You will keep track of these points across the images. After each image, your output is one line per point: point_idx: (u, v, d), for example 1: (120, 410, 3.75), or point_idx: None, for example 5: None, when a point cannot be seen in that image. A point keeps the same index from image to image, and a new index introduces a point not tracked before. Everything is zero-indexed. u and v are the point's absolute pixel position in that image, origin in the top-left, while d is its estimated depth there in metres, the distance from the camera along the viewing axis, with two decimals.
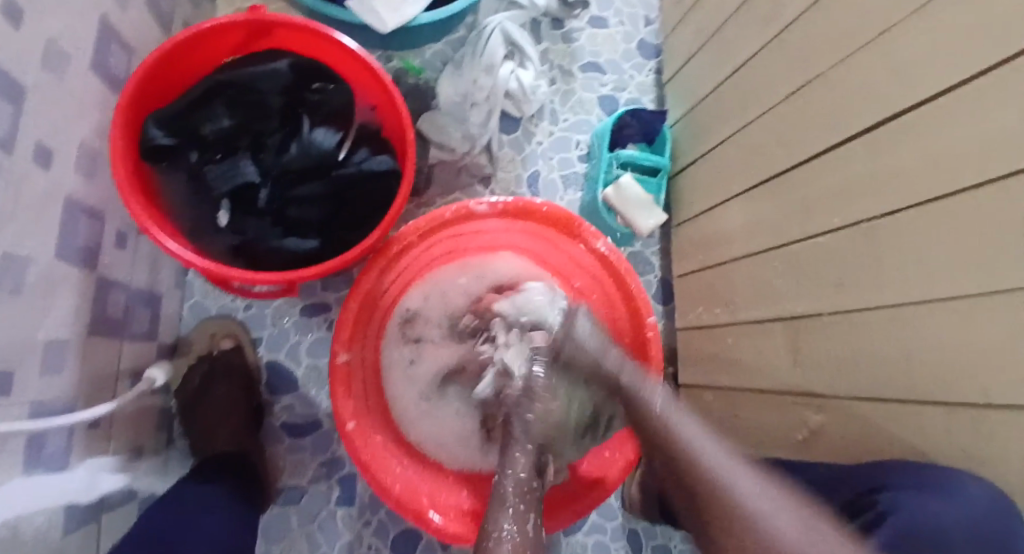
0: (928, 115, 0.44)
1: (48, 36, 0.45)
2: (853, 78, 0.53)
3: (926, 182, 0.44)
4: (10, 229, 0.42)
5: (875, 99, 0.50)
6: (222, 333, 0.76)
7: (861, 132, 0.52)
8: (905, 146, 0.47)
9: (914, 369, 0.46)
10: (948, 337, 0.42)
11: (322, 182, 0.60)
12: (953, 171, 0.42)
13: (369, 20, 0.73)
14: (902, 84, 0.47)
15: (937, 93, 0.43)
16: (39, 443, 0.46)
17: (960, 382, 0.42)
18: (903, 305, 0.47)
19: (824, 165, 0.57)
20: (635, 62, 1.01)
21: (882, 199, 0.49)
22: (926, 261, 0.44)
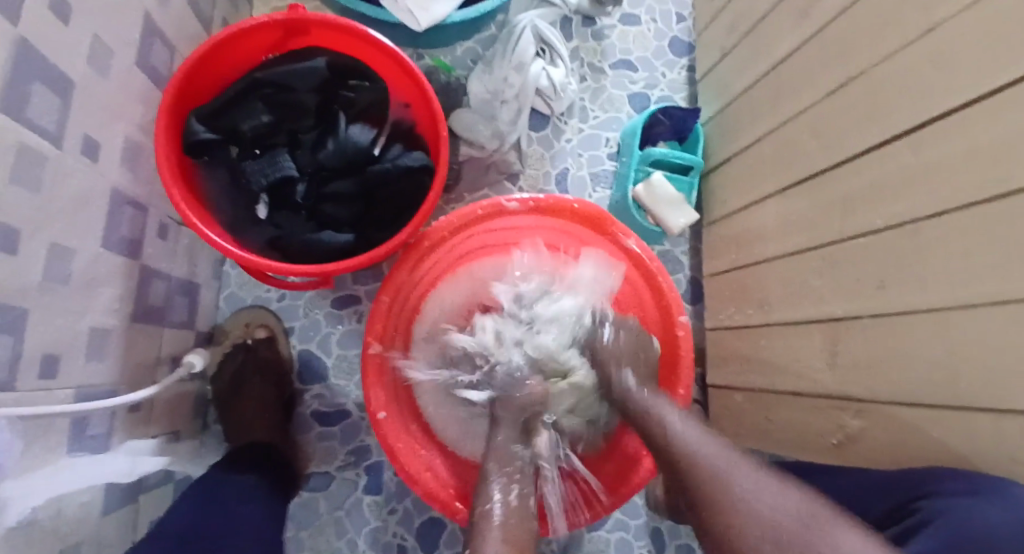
0: (976, 112, 0.42)
1: (94, 35, 0.47)
2: (898, 71, 0.51)
3: (974, 179, 0.42)
4: (57, 221, 0.44)
5: (919, 93, 0.48)
6: (256, 323, 0.78)
7: (907, 129, 0.49)
8: (950, 141, 0.45)
9: (958, 375, 0.44)
10: (996, 341, 0.40)
11: (356, 178, 0.61)
12: (1002, 167, 0.39)
13: (403, 20, 0.75)
14: (948, 76, 0.45)
15: (988, 88, 0.41)
16: (83, 424, 0.48)
17: (1008, 389, 0.39)
18: (946, 307, 0.45)
19: (866, 161, 0.55)
20: (666, 59, 0.99)
21: (925, 197, 0.47)
22: (971, 263, 0.42)
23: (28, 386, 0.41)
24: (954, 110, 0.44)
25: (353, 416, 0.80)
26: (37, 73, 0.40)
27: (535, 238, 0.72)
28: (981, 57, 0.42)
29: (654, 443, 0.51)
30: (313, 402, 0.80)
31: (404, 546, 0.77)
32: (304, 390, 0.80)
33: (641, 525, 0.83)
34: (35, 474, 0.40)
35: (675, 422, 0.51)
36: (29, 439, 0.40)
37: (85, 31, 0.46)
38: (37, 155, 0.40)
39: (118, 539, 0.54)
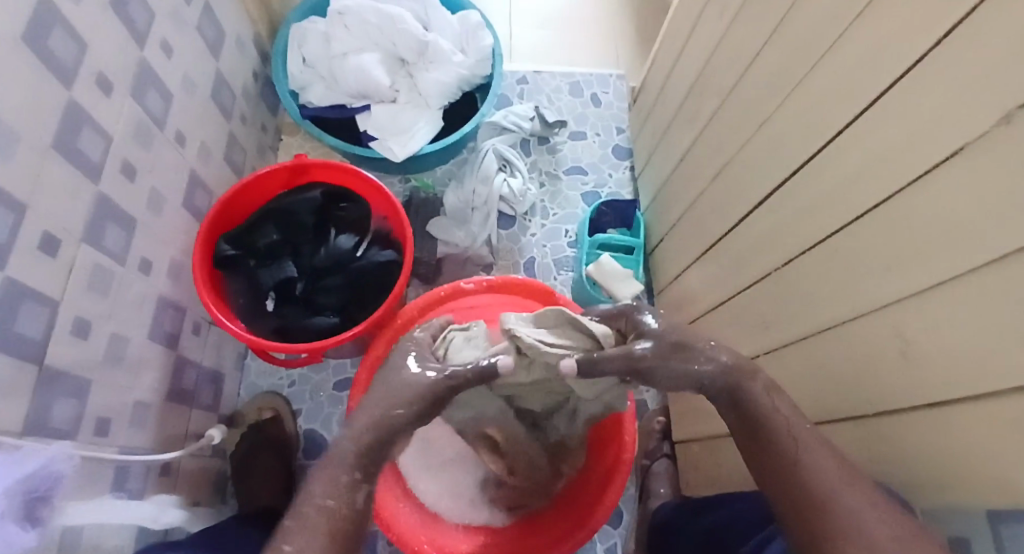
0: (811, 172, 0.56)
1: (152, 189, 0.68)
2: (758, 155, 0.67)
3: (823, 222, 0.55)
4: (117, 318, 0.61)
5: (775, 165, 0.63)
6: (266, 407, 0.90)
7: (774, 191, 0.64)
8: (799, 193, 0.59)
9: (842, 376, 0.54)
10: (857, 340, 0.51)
11: (342, 274, 0.77)
12: (836, 207, 0.53)
13: (385, 154, 0.98)
14: (787, 153, 0.61)
15: (817, 152, 0.55)
16: (123, 477, 0.61)
17: (874, 383, 0.50)
18: (825, 329, 0.55)
19: (753, 221, 0.69)
20: (611, 163, 1.19)
21: (796, 244, 0.60)
22: (832, 291, 0.54)
23: (86, 439, 0.55)
24: (801, 169, 0.58)
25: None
26: (110, 216, 0.59)
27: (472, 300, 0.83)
28: (804, 139, 0.58)
29: (776, 464, 0.45)
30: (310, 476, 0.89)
31: None
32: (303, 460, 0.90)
33: None
34: (88, 504, 0.53)
35: (777, 399, 0.49)
36: (83, 478, 0.53)
37: (146, 186, 0.66)
38: (103, 268, 0.58)
39: None
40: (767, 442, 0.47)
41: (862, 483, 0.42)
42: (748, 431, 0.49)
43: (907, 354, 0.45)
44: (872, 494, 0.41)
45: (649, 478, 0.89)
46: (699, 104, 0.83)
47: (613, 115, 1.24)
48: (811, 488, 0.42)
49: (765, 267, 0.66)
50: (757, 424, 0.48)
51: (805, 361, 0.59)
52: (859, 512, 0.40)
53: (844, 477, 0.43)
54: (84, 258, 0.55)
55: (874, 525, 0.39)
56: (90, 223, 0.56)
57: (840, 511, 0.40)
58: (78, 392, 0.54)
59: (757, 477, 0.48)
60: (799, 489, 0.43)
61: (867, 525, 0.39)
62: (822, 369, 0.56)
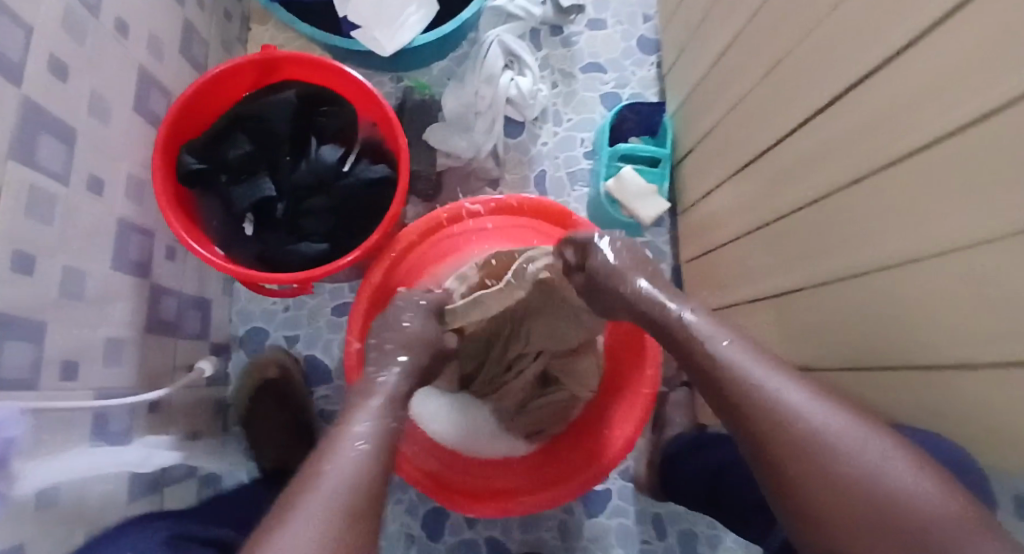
0: (879, 80, 0.45)
1: (92, 90, 0.56)
2: (813, 56, 0.54)
3: (888, 145, 0.44)
4: (69, 248, 0.52)
5: (833, 70, 0.51)
6: (266, 363, 0.82)
7: (828, 102, 0.52)
8: (860, 105, 0.47)
9: (901, 320, 0.47)
10: (919, 287, 0.43)
11: (327, 195, 0.67)
12: (903, 130, 0.42)
13: (370, 47, 0.82)
14: (846, 57, 0.48)
15: (888, 57, 0.43)
16: (103, 420, 0.56)
17: (943, 334, 0.42)
18: (883, 268, 0.47)
19: (796, 140, 0.58)
20: (635, 58, 1.03)
21: (853, 167, 0.49)
22: (893, 227, 0.45)
23: (51, 386, 0.49)
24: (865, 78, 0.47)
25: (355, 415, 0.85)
26: (42, 125, 0.48)
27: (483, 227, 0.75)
28: (871, 39, 0.45)
29: (722, 386, 0.42)
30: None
31: (409, 533, 0.83)
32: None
33: (640, 509, 0.86)
34: (58, 457, 0.48)
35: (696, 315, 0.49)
36: (52, 429, 0.48)
37: (84, 86, 0.54)
38: (45, 193, 0.48)
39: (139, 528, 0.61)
40: (696, 359, 0.45)
41: (809, 388, 0.39)
42: (677, 346, 0.48)
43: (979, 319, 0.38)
44: (815, 393, 0.38)
45: (665, 407, 0.86)
46: None
47: None
48: (765, 406, 0.38)
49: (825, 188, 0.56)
50: (682, 344, 0.47)
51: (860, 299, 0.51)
52: (823, 419, 0.36)
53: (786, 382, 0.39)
54: (21, 180, 0.45)
55: (847, 433, 0.35)
56: (20, 136, 0.45)
57: (801, 421, 0.36)
58: (34, 336, 0.47)
59: (719, 414, 0.43)
60: (728, 396, 0.41)
61: (845, 440, 0.35)
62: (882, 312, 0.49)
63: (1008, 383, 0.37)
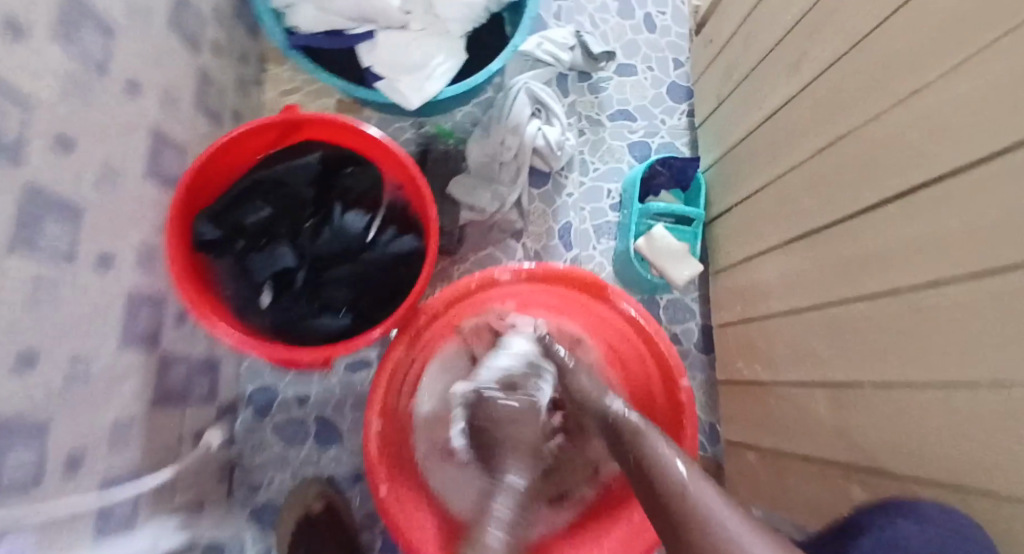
0: (969, 187, 0.41)
1: (104, 161, 0.53)
2: (891, 143, 0.50)
3: (978, 259, 0.40)
4: (73, 335, 0.49)
5: (916, 163, 0.47)
6: (312, 497, 0.76)
7: (905, 194, 0.48)
8: (948, 211, 0.43)
9: (957, 452, 0.43)
10: (986, 424, 0.40)
11: (351, 264, 0.63)
12: (998, 251, 0.38)
13: (396, 100, 0.79)
14: (932, 155, 0.45)
15: (977, 162, 0.40)
16: (106, 511, 0.53)
17: (999, 479, 0.39)
18: (954, 389, 0.43)
19: (866, 226, 0.53)
20: (665, 107, 1.00)
21: (931, 271, 0.45)
22: (970, 350, 0.41)
23: (53, 487, 0.46)
24: (946, 179, 0.43)
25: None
26: (46, 207, 0.45)
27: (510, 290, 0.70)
28: (962, 142, 0.42)
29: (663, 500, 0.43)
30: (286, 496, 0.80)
31: None
32: (287, 461, 0.82)
33: None
34: None
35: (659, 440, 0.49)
36: (56, 533, 0.46)
37: (94, 158, 0.51)
38: (48, 281, 0.45)
39: None
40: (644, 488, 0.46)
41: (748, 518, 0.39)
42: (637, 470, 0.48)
43: None
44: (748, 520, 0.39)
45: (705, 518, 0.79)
46: (809, 47, 0.63)
47: (671, 45, 1.02)
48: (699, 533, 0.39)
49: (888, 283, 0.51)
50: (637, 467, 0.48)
51: (929, 413, 0.46)
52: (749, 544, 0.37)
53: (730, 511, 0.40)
54: (18, 277, 0.42)
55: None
56: (20, 225, 0.42)
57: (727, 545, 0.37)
58: (35, 437, 0.44)
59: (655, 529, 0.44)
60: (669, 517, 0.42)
61: None
62: (945, 434, 0.44)
63: None
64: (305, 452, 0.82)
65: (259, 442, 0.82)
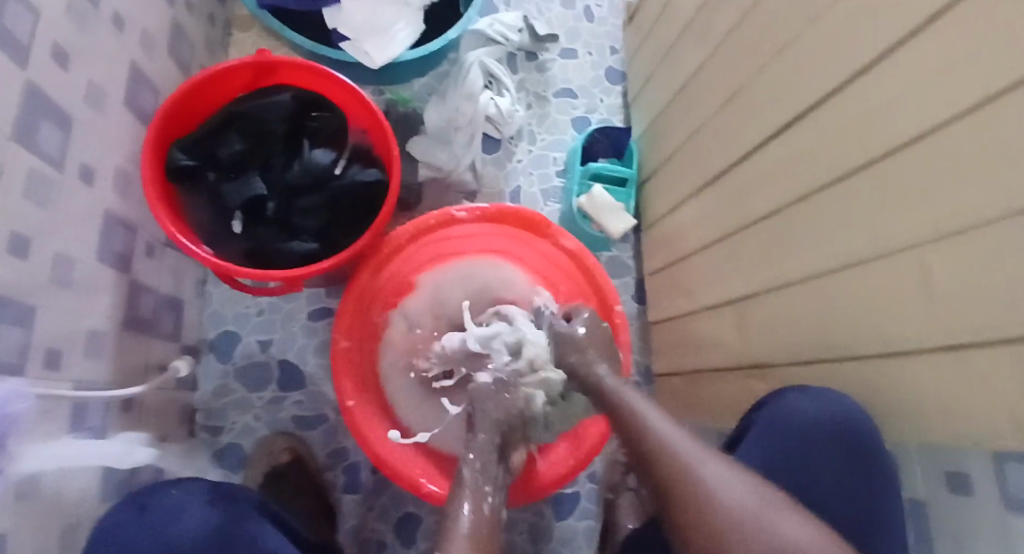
0: (821, 114, 0.53)
1: (90, 81, 0.56)
2: (767, 93, 0.62)
3: (831, 167, 0.52)
4: (60, 234, 0.51)
5: (786, 105, 0.59)
6: (279, 448, 0.80)
7: (778, 131, 0.60)
8: (807, 135, 0.55)
9: (825, 323, 0.54)
10: (848, 290, 0.51)
11: (320, 194, 0.69)
12: (843, 158, 0.50)
13: (361, 60, 0.86)
14: (798, 94, 0.57)
15: (828, 94, 0.52)
16: (81, 414, 0.55)
17: (862, 331, 0.50)
18: (819, 272, 0.55)
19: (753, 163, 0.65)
20: (603, 87, 1.12)
21: (800, 185, 0.57)
22: (829, 238, 0.53)
23: (37, 374, 0.48)
24: (809, 112, 0.55)
25: (334, 502, 0.83)
26: (42, 110, 0.48)
27: (466, 230, 0.77)
28: (815, 79, 0.54)
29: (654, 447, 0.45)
30: (250, 438, 0.82)
31: (383, 539, 0.83)
32: (249, 404, 0.84)
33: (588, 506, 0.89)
34: (36, 447, 0.46)
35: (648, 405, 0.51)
36: (40, 418, 0.47)
37: (82, 77, 0.54)
38: (44, 177, 0.48)
39: None
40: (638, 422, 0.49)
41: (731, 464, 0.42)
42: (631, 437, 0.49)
43: (893, 312, 0.46)
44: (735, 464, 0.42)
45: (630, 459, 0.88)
46: (710, 24, 0.75)
47: (607, 33, 1.14)
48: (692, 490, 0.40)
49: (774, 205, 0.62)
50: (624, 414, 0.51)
51: (802, 303, 0.57)
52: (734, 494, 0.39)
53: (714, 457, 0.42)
54: (20, 162, 0.45)
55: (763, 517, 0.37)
56: (24, 117, 0.45)
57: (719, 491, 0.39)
58: (23, 321, 0.46)
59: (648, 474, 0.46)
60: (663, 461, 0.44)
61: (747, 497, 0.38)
62: (818, 314, 0.55)
63: (919, 363, 0.44)
64: (268, 396, 0.84)
65: (221, 387, 0.84)
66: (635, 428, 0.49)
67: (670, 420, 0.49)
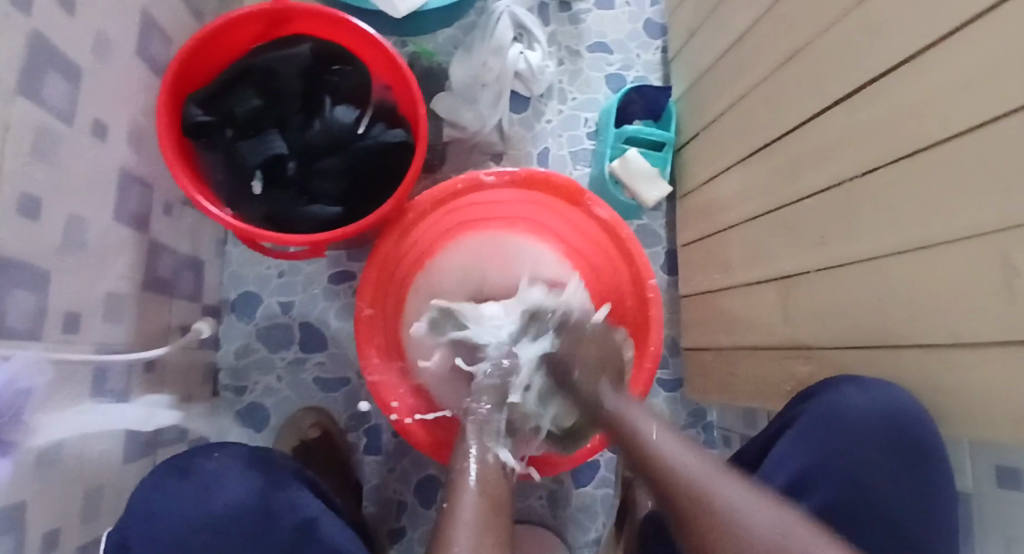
0: (897, 79, 0.47)
1: (97, 28, 0.52)
2: (833, 50, 0.55)
3: (905, 138, 0.46)
4: (73, 193, 0.49)
5: (854, 67, 0.52)
6: (308, 426, 0.79)
7: (842, 97, 0.54)
8: (878, 101, 0.49)
9: (886, 309, 0.50)
10: (918, 275, 0.46)
11: (342, 155, 0.66)
12: (922, 128, 0.44)
13: (381, 6, 0.79)
14: (868, 54, 0.50)
15: (908, 55, 0.45)
16: (103, 378, 0.54)
17: (928, 320, 0.46)
18: (882, 254, 0.50)
19: (810, 130, 0.59)
20: (641, 41, 1.04)
21: (864, 157, 0.51)
22: (898, 217, 0.48)
23: (54, 339, 0.46)
24: (881, 76, 0.49)
25: (356, 462, 0.83)
26: (49, 59, 0.44)
27: (496, 196, 0.73)
28: (887, 38, 0.48)
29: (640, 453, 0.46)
30: (272, 398, 0.83)
31: (404, 501, 0.83)
32: (271, 365, 0.83)
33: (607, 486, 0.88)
34: (58, 413, 0.46)
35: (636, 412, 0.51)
36: (60, 384, 0.46)
37: (89, 23, 0.50)
38: (52, 132, 0.45)
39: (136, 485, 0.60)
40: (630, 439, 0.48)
41: (728, 472, 0.41)
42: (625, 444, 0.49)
43: (964, 302, 0.42)
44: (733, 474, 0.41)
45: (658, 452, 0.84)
46: None
47: None
48: (689, 493, 0.39)
49: (829, 177, 0.57)
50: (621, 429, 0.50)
51: (858, 286, 0.53)
52: (713, 484, 0.39)
53: (715, 469, 0.41)
54: (28, 116, 0.42)
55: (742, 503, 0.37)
56: (30, 67, 0.42)
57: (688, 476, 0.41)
58: (37, 284, 0.44)
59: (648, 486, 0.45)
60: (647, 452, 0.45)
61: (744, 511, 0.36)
62: (875, 299, 0.51)
63: (989, 361, 0.40)
64: (289, 357, 0.84)
65: (245, 349, 0.83)
66: (648, 448, 0.45)
67: (697, 453, 0.44)
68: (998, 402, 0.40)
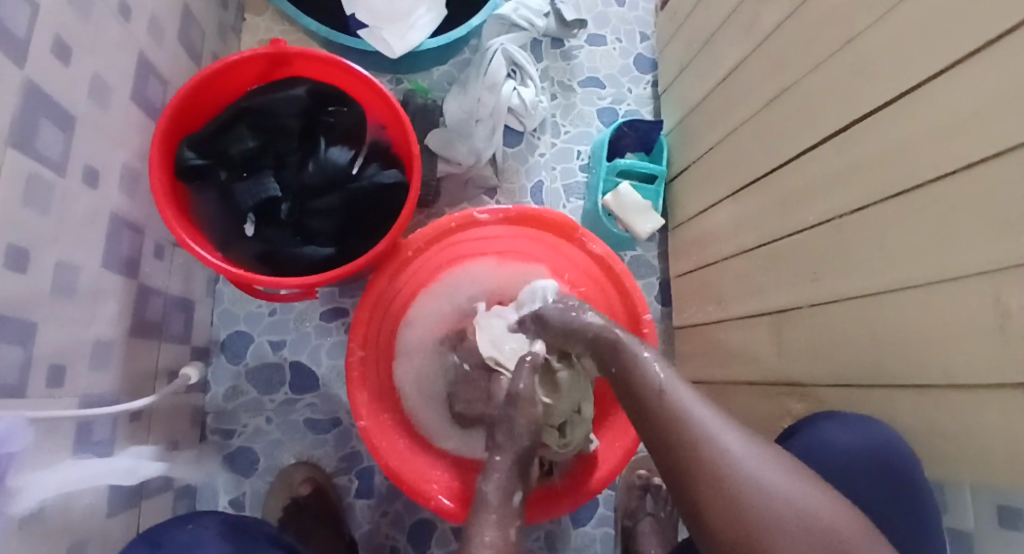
0: (888, 117, 0.48)
1: (94, 75, 0.52)
2: (824, 90, 0.56)
3: (897, 181, 0.46)
4: (64, 243, 0.49)
5: (842, 107, 0.53)
6: (297, 481, 0.78)
7: (834, 135, 0.55)
8: (868, 140, 0.50)
9: (881, 346, 0.50)
10: (912, 312, 0.46)
11: (336, 197, 0.67)
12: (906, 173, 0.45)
13: (378, 48, 0.81)
14: (860, 98, 0.51)
15: (908, 89, 0.45)
16: (87, 429, 0.53)
17: (924, 363, 0.45)
18: (874, 294, 0.50)
19: (801, 167, 0.60)
20: (632, 76, 1.06)
21: (854, 198, 0.52)
22: (889, 256, 0.48)
23: (37, 392, 0.45)
24: (873, 113, 0.49)
25: (347, 507, 0.81)
26: (43, 110, 0.45)
27: (488, 233, 0.73)
28: (878, 80, 0.49)
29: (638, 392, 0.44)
30: (261, 438, 0.81)
31: (396, 546, 0.81)
32: (261, 407, 0.82)
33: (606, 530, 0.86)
34: (40, 469, 0.45)
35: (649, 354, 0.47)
36: (39, 441, 0.45)
37: (84, 70, 0.51)
38: (46, 182, 0.45)
39: (121, 539, 0.58)
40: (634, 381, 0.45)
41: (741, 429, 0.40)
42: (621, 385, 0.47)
43: (956, 344, 0.42)
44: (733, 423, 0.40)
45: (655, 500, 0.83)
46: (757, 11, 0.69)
47: (637, 18, 1.08)
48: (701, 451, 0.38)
49: (822, 213, 0.57)
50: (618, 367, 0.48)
51: (852, 321, 0.53)
52: (742, 457, 0.37)
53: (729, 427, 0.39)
54: (20, 171, 0.42)
55: (766, 475, 0.36)
56: (24, 121, 0.42)
57: (717, 451, 0.37)
58: (22, 337, 0.43)
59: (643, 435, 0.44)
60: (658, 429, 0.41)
61: (770, 495, 0.35)
62: (867, 337, 0.51)
63: (985, 407, 0.40)
64: (279, 397, 0.82)
65: (235, 388, 0.82)
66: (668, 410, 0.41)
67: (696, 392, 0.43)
68: (993, 450, 0.39)
